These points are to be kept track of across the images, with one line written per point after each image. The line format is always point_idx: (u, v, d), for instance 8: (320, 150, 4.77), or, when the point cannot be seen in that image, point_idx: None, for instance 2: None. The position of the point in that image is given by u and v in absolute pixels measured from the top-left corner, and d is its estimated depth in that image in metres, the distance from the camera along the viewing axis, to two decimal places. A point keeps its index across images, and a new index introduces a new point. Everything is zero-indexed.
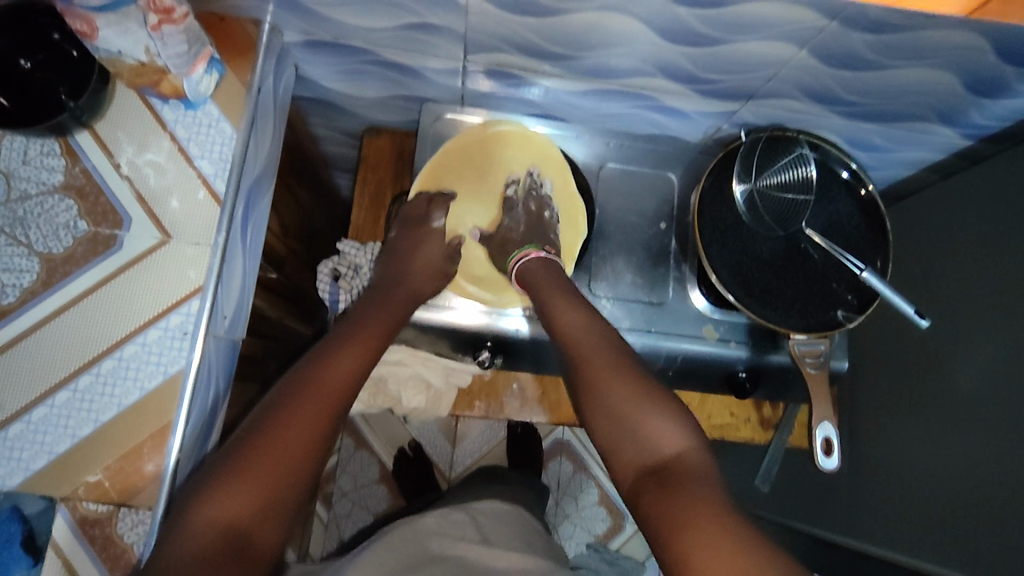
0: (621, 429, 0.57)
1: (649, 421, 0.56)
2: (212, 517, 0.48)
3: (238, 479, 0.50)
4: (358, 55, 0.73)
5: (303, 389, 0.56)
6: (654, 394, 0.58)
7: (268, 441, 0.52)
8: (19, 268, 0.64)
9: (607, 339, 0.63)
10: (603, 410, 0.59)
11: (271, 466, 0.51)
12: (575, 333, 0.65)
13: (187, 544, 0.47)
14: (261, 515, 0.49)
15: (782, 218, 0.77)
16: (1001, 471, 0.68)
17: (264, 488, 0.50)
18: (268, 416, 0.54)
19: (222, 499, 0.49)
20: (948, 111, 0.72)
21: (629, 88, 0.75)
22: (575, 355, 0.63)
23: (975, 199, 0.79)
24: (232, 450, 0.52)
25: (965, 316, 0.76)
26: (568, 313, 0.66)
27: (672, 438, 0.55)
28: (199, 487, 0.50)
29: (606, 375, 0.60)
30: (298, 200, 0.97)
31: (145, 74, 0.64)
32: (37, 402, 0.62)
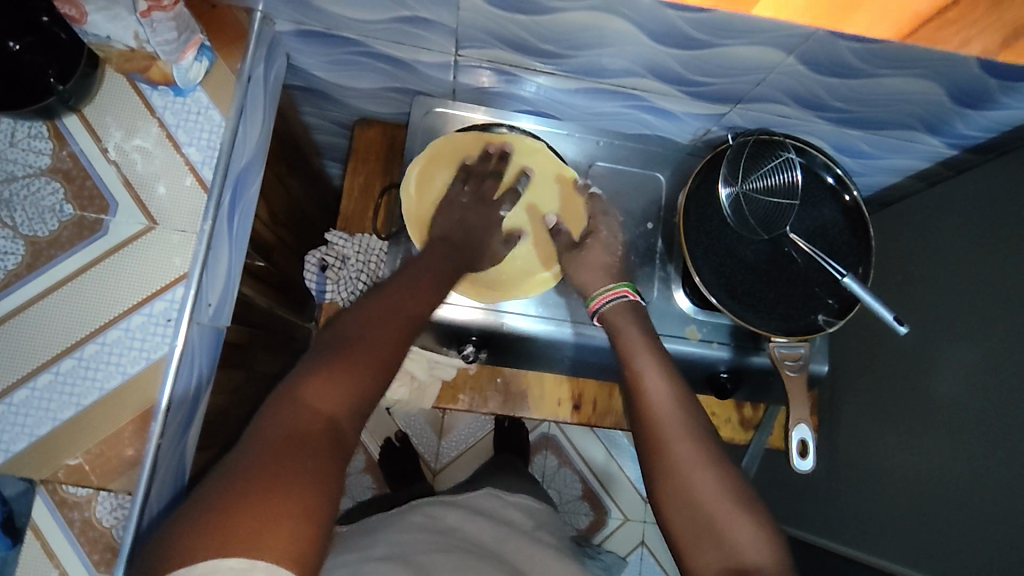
0: (706, 526, 0.58)
1: (734, 527, 0.58)
2: (322, 394, 0.49)
3: (345, 364, 0.52)
4: (350, 46, 0.73)
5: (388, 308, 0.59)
6: (743, 499, 0.59)
7: (368, 338, 0.54)
8: (3, 250, 0.64)
9: (689, 414, 0.64)
10: (686, 504, 0.60)
11: (372, 360, 0.53)
12: (654, 401, 0.64)
13: (297, 413, 0.48)
14: (361, 403, 0.51)
15: (767, 221, 0.77)
16: (973, 476, 0.69)
17: (365, 376, 0.52)
18: (363, 319, 0.56)
19: (331, 379, 0.50)
20: (934, 121, 0.73)
21: (620, 88, 0.76)
22: (656, 430, 0.63)
23: (958, 208, 0.80)
24: (329, 344, 0.54)
25: (945, 323, 0.77)
26: (651, 381, 0.66)
27: (756, 549, 0.56)
28: (305, 368, 0.51)
29: (693, 468, 0.61)
30: (288, 190, 0.97)
31: (135, 60, 0.64)
32: (18, 384, 0.62)
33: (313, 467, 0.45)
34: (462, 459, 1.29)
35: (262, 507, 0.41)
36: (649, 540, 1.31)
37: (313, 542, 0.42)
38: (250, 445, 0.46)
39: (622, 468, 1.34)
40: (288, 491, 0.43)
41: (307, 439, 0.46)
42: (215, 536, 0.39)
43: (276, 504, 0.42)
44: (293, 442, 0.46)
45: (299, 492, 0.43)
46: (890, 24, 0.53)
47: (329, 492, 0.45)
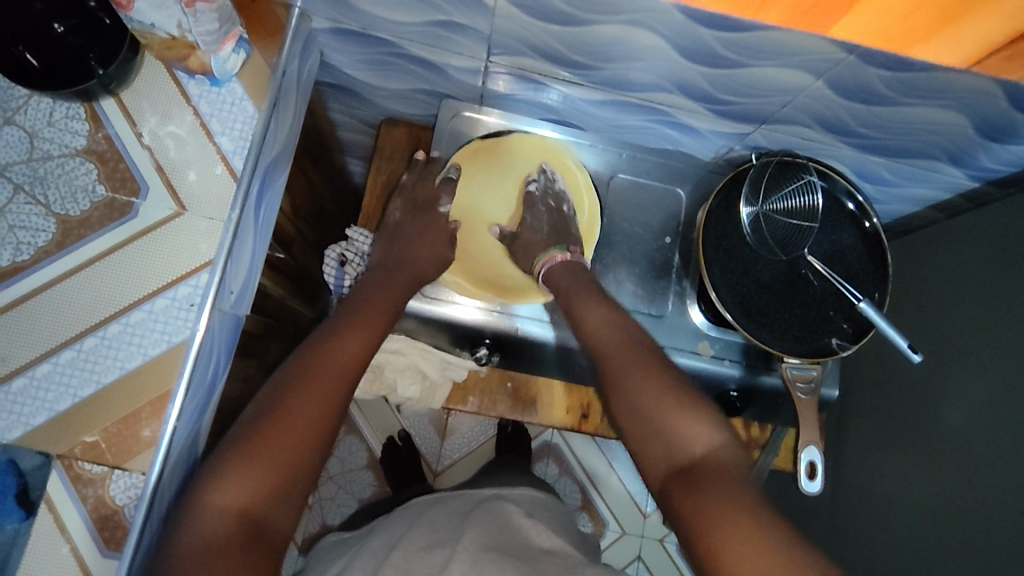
0: (653, 425, 0.60)
1: (680, 422, 0.59)
2: (221, 511, 0.51)
3: (241, 471, 0.53)
4: (383, 47, 0.74)
5: (304, 377, 0.58)
6: (685, 395, 0.61)
7: (269, 436, 0.54)
8: (34, 226, 0.65)
9: (630, 337, 0.67)
10: (627, 411, 0.62)
11: (276, 454, 0.54)
12: (600, 334, 0.68)
13: (200, 537, 0.50)
14: (274, 495, 0.53)
15: (785, 242, 0.78)
16: (977, 508, 0.69)
17: (268, 474, 0.53)
18: (266, 410, 0.56)
19: (228, 489, 0.52)
20: (957, 152, 0.73)
21: (647, 103, 0.76)
22: (601, 356, 0.67)
23: (976, 240, 0.80)
24: (229, 445, 0.55)
25: (956, 353, 0.78)
26: (593, 316, 0.70)
27: (703, 437, 0.58)
28: (216, 466, 0.53)
29: (631, 372, 0.63)
30: (311, 184, 0.98)
31: (175, 48, 0.65)
32: (41, 359, 0.63)
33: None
34: (464, 462, 1.30)
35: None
36: (645, 555, 1.32)
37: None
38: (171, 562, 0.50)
39: (623, 480, 1.34)
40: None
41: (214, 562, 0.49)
42: None
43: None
44: (207, 558, 0.49)
45: None
46: (960, 51, 0.53)
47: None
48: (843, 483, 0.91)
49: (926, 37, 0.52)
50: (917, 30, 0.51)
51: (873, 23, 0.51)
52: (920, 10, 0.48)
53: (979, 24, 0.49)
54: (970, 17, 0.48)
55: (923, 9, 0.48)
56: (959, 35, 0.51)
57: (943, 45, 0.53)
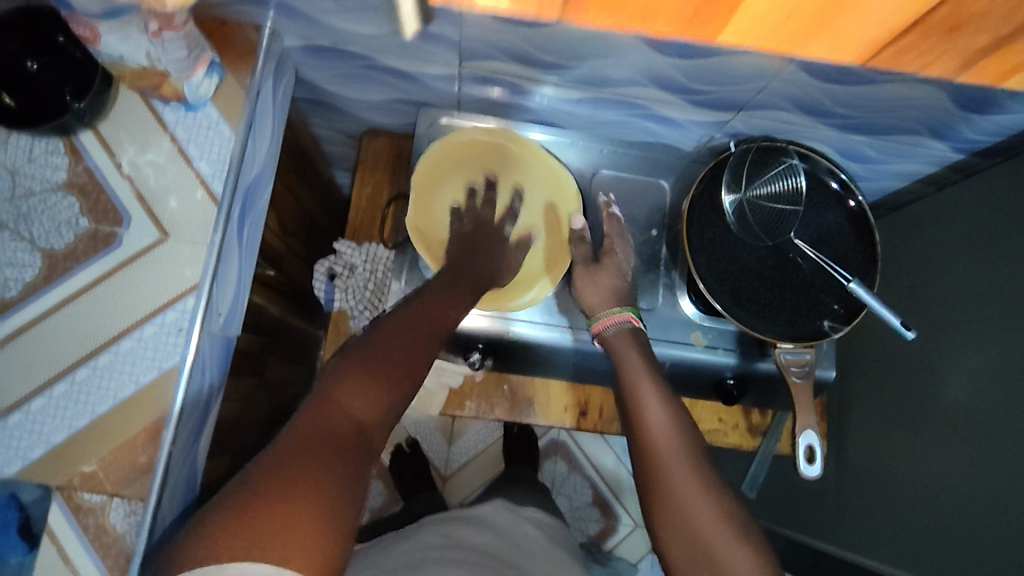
0: (700, 550, 0.59)
1: (726, 551, 0.58)
2: (344, 409, 0.51)
3: (366, 381, 0.54)
4: (356, 60, 0.75)
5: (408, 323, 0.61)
6: (737, 525, 0.60)
7: (382, 358, 0.56)
8: (21, 263, 0.66)
9: (687, 441, 0.65)
10: (672, 519, 0.62)
11: (398, 376, 0.56)
12: (654, 431, 0.66)
13: (320, 420, 0.50)
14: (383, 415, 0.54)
15: (771, 227, 0.77)
16: (979, 483, 0.69)
17: (381, 391, 0.54)
18: (382, 338, 0.58)
19: (358, 392, 0.53)
20: (939, 126, 0.72)
21: (623, 98, 0.76)
22: (653, 454, 0.65)
23: (964, 213, 0.79)
24: (345, 361, 0.56)
25: (953, 328, 0.77)
26: (649, 410, 0.68)
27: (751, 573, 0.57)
28: (335, 373, 0.54)
29: (680, 484, 0.62)
30: (299, 200, 0.99)
31: (147, 77, 0.67)
32: (35, 393, 0.64)
33: (338, 472, 0.47)
34: (471, 465, 1.30)
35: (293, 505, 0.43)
36: None
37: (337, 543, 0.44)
38: (282, 443, 0.48)
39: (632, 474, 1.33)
40: (312, 501, 0.44)
41: (332, 448, 0.48)
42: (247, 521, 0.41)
43: (300, 513, 0.43)
44: (326, 442, 0.49)
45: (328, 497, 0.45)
46: (850, 50, 0.57)
47: (352, 499, 0.47)
48: (847, 464, 0.90)
49: (813, 37, 0.55)
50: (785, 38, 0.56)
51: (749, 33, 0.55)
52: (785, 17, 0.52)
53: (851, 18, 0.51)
54: (840, 17, 0.51)
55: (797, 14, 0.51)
56: (840, 34, 0.54)
57: (831, 43, 0.56)
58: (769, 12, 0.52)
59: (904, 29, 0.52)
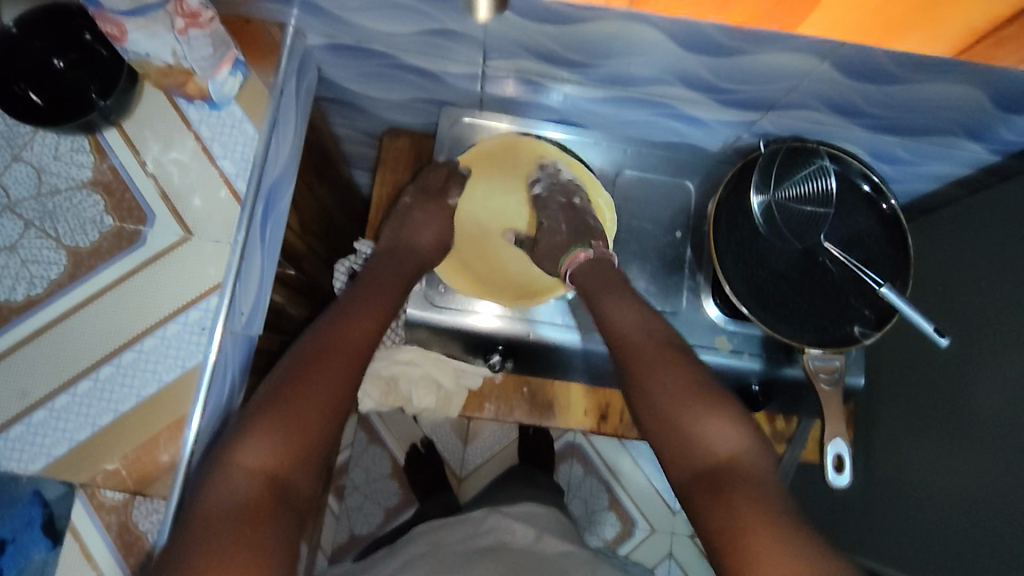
0: (679, 427, 0.61)
1: (705, 423, 0.60)
2: (246, 470, 0.52)
3: (262, 438, 0.53)
4: (380, 59, 0.74)
5: (321, 350, 0.60)
6: (713, 400, 0.62)
7: (292, 399, 0.56)
8: (46, 259, 0.66)
9: (655, 333, 0.67)
10: (651, 413, 0.63)
11: (298, 423, 0.55)
12: (624, 330, 0.68)
13: (223, 492, 0.51)
14: (301, 457, 0.54)
15: (799, 230, 0.76)
16: (1014, 493, 0.67)
17: (293, 438, 0.54)
18: (280, 387, 0.57)
19: (248, 453, 0.53)
20: (975, 127, 0.70)
21: (649, 97, 0.75)
22: (626, 352, 0.67)
23: (1000, 216, 0.77)
24: (244, 421, 0.55)
25: (986, 335, 0.75)
26: (623, 315, 0.69)
27: (726, 441, 0.59)
28: (241, 429, 0.54)
29: (656, 369, 0.64)
30: (320, 199, 0.99)
31: (171, 75, 0.65)
32: (60, 390, 0.64)
33: (251, 539, 0.48)
34: (487, 466, 1.29)
35: None
36: (677, 551, 1.30)
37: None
38: (188, 525, 0.49)
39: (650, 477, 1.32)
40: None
41: (241, 518, 0.49)
42: None
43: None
44: (233, 512, 0.49)
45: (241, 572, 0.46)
46: (942, 42, 0.54)
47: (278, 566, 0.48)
48: (875, 473, 0.88)
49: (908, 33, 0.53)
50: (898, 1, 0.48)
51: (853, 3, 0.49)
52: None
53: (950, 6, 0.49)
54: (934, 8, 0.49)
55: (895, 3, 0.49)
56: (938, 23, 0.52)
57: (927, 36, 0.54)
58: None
59: (1004, 21, 0.50)
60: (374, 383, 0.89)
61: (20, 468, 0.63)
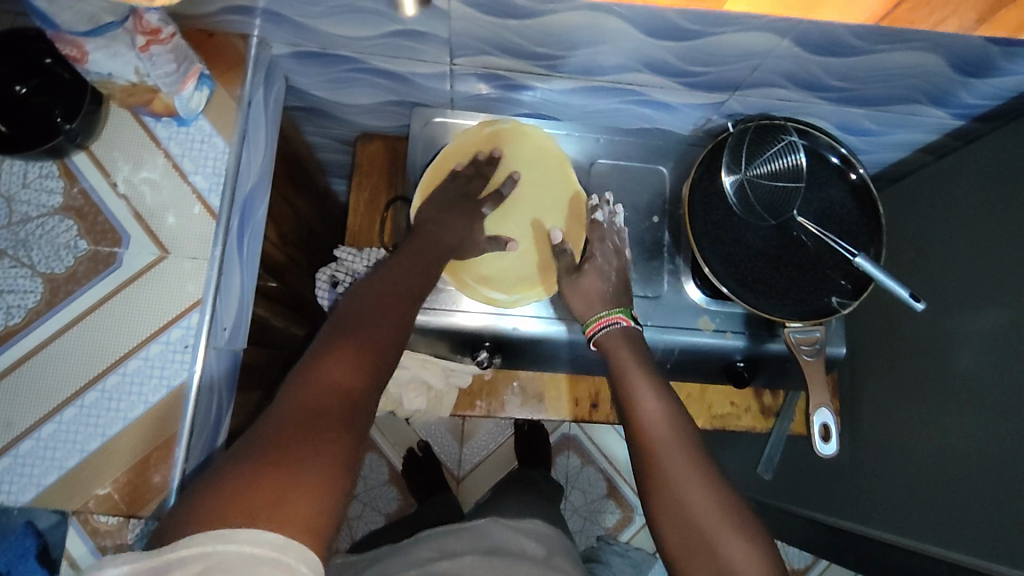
0: (709, 554, 0.55)
1: (736, 553, 0.55)
2: (327, 377, 0.50)
3: (345, 347, 0.52)
4: (346, 64, 0.74)
5: (383, 286, 0.60)
6: (738, 518, 0.57)
7: (366, 323, 0.55)
8: (22, 288, 0.66)
9: (686, 435, 0.61)
10: (680, 524, 0.57)
11: (375, 342, 0.54)
12: (652, 430, 0.62)
13: (305, 392, 0.49)
14: (373, 377, 0.52)
15: (772, 206, 0.77)
16: (999, 448, 0.68)
17: (367, 359, 0.53)
18: (360, 310, 0.57)
19: (331, 365, 0.51)
20: (936, 93, 0.72)
21: (617, 85, 0.75)
22: (652, 450, 0.61)
23: (968, 179, 0.78)
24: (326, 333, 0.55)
25: (962, 297, 0.76)
26: (647, 406, 0.63)
27: (758, 572, 0.54)
28: (317, 346, 0.52)
29: (682, 474, 0.58)
30: (297, 210, 0.98)
31: (137, 94, 0.67)
32: (45, 419, 0.64)
33: (328, 436, 0.46)
34: (485, 464, 1.30)
35: (269, 507, 0.41)
36: None
37: (326, 515, 0.43)
38: (266, 424, 0.47)
39: None
40: (298, 479, 0.43)
41: (315, 417, 0.47)
42: (235, 510, 0.41)
43: (289, 483, 0.43)
44: (310, 414, 0.47)
45: (314, 480, 0.44)
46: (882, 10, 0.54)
47: (344, 467, 0.46)
48: (864, 441, 0.89)
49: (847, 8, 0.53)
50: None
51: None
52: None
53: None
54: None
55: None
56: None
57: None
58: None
59: None
60: None
61: (9, 500, 0.63)
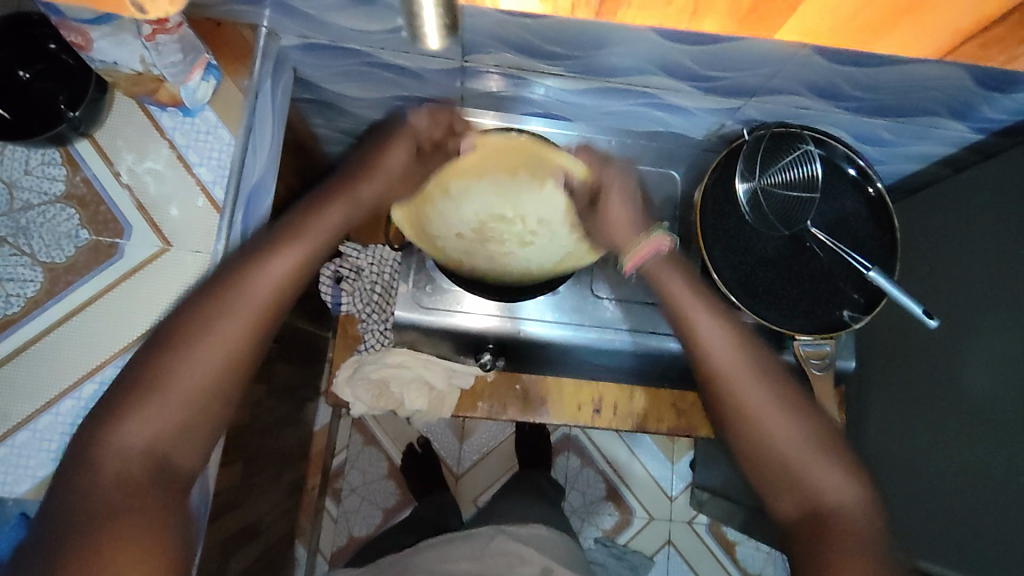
0: (787, 473, 0.58)
1: (814, 476, 0.58)
2: (118, 451, 0.50)
3: (136, 414, 0.51)
4: (355, 57, 0.72)
5: (205, 308, 0.53)
6: (827, 440, 0.59)
7: (167, 368, 0.52)
8: (22, 277, 0.65)
9: (752, 358, 0.61)
10: (739, 414, 0.60)
11: (178, 394, 0.52)
12: (717, 358, 0.61)
13: (98, 473, 0.49)
14: (183, 432, 0.52)
15: (785, 216, 0.76)
16: (1010, 472, 0.66)
17: (171, 415, 0.51)
18: (162, 350, 0.52)
19: (127, 434, 0.50)
20: (958, 106, 0.70)
21: (631, 87, 0.74)
22: (721, 381, 0.60)
23: (986, 194, 0.77)
24: (123, 391, 0.52)
25: (977, 314, 0.75)
26: (706, 328, 0.62)
27: (840, 490, 0.58)
28: (113, 408, 0.51)
29: (756, 386, 0.59)
30: (303, 203, 0.97)
31: (142, 82, 0.64)
32: (43, 410, 0.63)
33: (128, 530, 0.48)
34: (483, 462, 1.29)
35: None
36: (676, 539, 1.30)
37: None
38: (60, 510, 0.49)
39: (646, 466, 1.32)
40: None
41: (128, 504, 0.49)
42: None
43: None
44: (114, 502, 0.49)
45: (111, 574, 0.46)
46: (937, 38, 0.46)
47: (157, 540, 0.49)
48: (870, 456, 0.88)
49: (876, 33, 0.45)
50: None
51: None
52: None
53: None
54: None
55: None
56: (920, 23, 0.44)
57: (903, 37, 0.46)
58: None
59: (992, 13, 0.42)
60: (365, 387, 0.88)
61: (4, 491, 0.62)
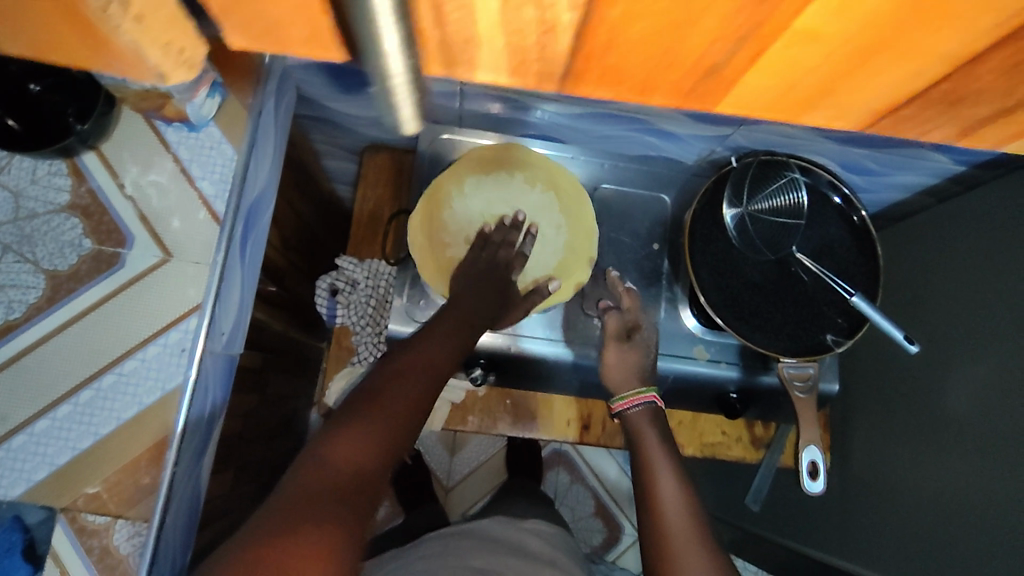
0: None
1: None
2: (334, 456, 0.52)
3: (357, 428, 0.54)
4: (356, 78, 0.74)
5: (406, 367, 0.61)
6: None
7: (382, 397, 0.57)
8: (25, 284, 0.67)
9: (706, 536, 0.66)
10: None
11: (386, 427, 0.55)
12: (660, 500, 0.69)
13: (307, 477, 0.50)
14: (377, 457, 0.53)
15: (772, 241, 0.78)
16: (987, 496, 0.68)
17: (380, 441, 0.54)
18: (367, 395, 0.57)
19: (338, 448, 0.52)
20: (939, 140, 0.72)
21: (623, 113, 0.76)
22: (656, 521, 0.67)
23: (967, 224, 0.79)
24: (342, 410, 0.57)
25: (956, 341, 0.76)
26: (663, 484, 0.70)
27: None
28: (328, 428, 0.54)
29: (690, 540, 0.65)
30: (302, 215, 0.99)
31: (150, 98, 0.66)
32: (39, 415, 0.64)
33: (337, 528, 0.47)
34: (474, 477, 1.30)
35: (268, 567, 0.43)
36: None
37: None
38: (268, 507, 0.48)
39: None
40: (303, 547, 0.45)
41: (332, 498, 0.49)
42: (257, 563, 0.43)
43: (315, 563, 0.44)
44: (314, 501, 0.48)
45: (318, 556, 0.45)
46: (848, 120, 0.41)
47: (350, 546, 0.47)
48: (852, 478, 0.90)
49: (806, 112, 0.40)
50: (704, 81, 0.38)
51: (678, 49, 0.34)
52: (654, 29, 0.33)
53: (882, 70, 0.35)
54: (877, 69, 0.35)
55: (803, 79, 0.36)
56: (846, 99, 0.38)
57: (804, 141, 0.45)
58: (769, 77, 0.37)
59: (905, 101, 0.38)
60: None
61: None
